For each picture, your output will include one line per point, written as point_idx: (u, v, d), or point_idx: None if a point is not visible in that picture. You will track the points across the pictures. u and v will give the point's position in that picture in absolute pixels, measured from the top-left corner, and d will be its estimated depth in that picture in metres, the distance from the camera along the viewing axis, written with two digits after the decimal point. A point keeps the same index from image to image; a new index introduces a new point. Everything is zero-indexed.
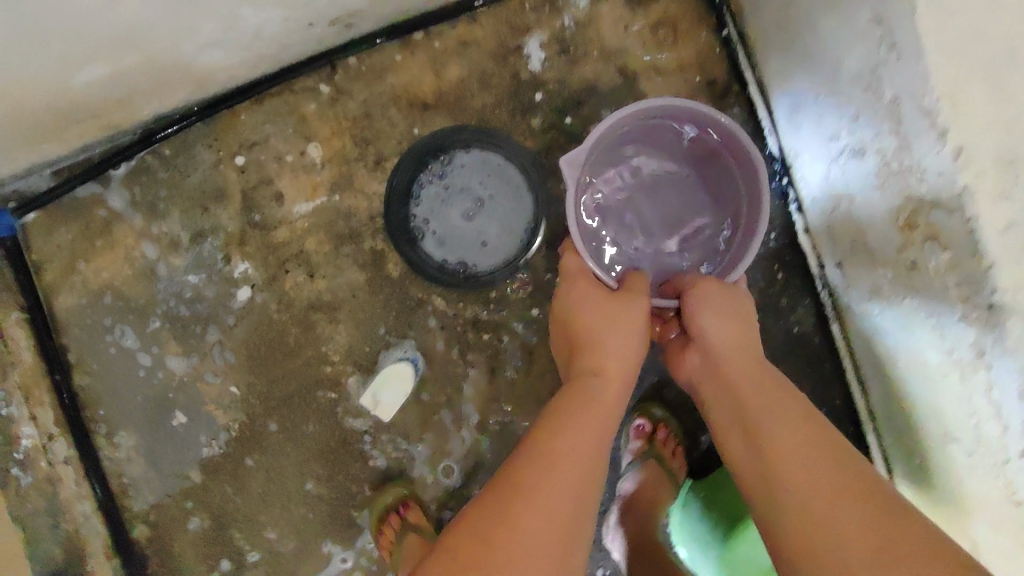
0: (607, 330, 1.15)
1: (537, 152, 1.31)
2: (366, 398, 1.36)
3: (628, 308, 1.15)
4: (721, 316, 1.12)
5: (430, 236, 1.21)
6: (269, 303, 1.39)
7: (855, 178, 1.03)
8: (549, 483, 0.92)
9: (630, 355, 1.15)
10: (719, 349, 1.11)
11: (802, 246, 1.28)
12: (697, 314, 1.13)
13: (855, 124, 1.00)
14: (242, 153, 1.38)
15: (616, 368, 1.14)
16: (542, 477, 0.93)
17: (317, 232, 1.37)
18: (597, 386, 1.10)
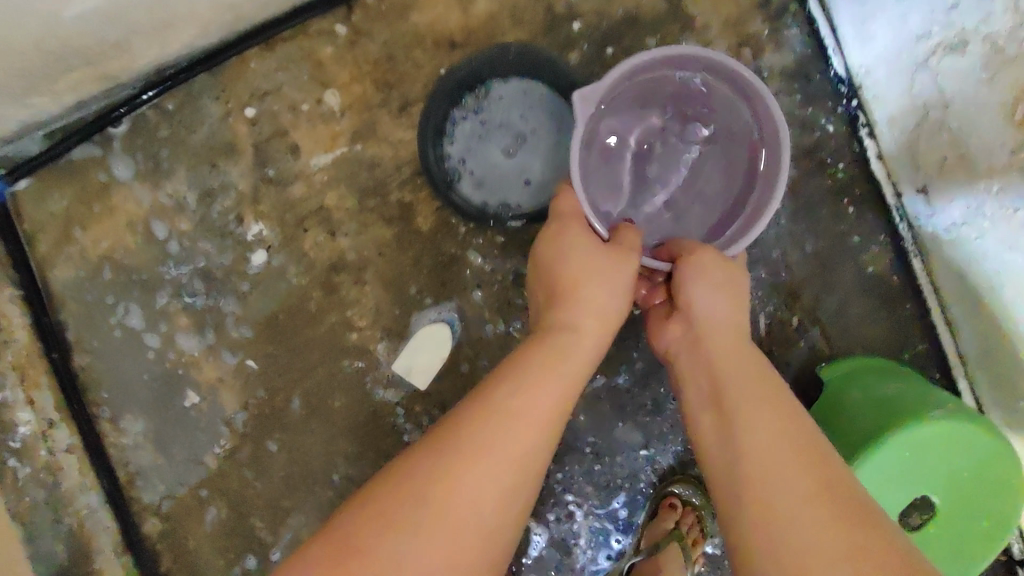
0: (583, 287, 0.99)
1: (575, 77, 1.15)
2: (399, 363, 1.25)
3: (615, 266, 0.98)
4: (713, 287, 0.99)
5: (468, 177, 1.08)
6: (287, 266, 1.27)
7: (952, 80, 0.92)
8: (492, 453, 0.83)
9: (608, 312, 1.00)
10: (707, 320, 0.99)
11: (875, 175, 1.16)
12: (688, 282, 1.00)
13: (953, 13, 0.87)
14: (252, 104, 1.26)
15: (590, 330, 0.99)
16: (484, 442, 0.83)
17: (339, 186, 1.25)
18: (566, 342, 0.97)
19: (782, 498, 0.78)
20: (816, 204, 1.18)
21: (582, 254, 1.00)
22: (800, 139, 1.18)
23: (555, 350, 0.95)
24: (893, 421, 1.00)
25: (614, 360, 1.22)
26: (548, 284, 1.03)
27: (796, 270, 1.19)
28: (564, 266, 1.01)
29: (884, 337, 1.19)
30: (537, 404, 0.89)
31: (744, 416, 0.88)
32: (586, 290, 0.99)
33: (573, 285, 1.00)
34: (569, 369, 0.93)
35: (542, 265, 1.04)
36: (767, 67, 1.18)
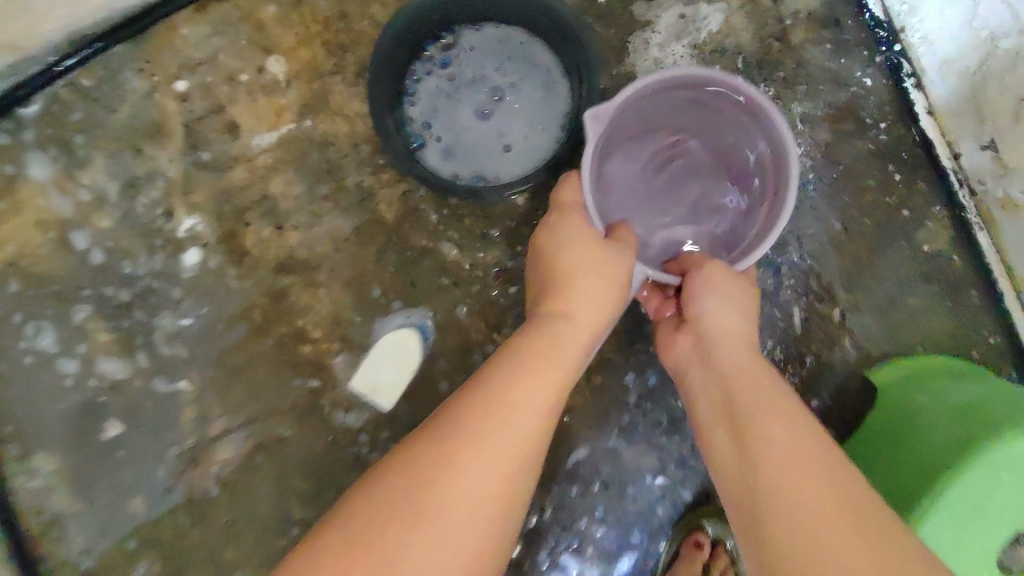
0: (576, 276, 0.78)
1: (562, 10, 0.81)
2: (357, 382, 1.02)
3: (607, 259, 0.78)
4: (724, 298, 0.79)
5: (433, 144, 0.87)
6: (226, 267, 1.06)
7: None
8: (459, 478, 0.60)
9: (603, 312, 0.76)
10: (722, 341, 0.77)
11: (926, 135, 0.96)
12: (695, 297, 0.79)
13: None
14: (183, 77, 1.07)
15: (582, 322, 0.76)
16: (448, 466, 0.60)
17: (284, 169, 1.05)
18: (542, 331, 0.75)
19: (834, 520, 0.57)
20: (856, 173, 0.98)
21: (567, 244, 0.80)
22: (833, 95, 0.99)
23: (537, 343, 0.73)
24: (972, 429, 0.79)
25: (620, 368, 1.01)
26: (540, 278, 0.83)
27: (835, 252, 0.99)
28: (546, 261, 0.82)
29: (945, 331, 0.99)
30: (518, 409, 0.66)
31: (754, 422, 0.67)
32: (568, 279, 0.78)
33: (560, 276, 0.79)
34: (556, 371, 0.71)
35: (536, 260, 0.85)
36: (789, 12, 0.99)
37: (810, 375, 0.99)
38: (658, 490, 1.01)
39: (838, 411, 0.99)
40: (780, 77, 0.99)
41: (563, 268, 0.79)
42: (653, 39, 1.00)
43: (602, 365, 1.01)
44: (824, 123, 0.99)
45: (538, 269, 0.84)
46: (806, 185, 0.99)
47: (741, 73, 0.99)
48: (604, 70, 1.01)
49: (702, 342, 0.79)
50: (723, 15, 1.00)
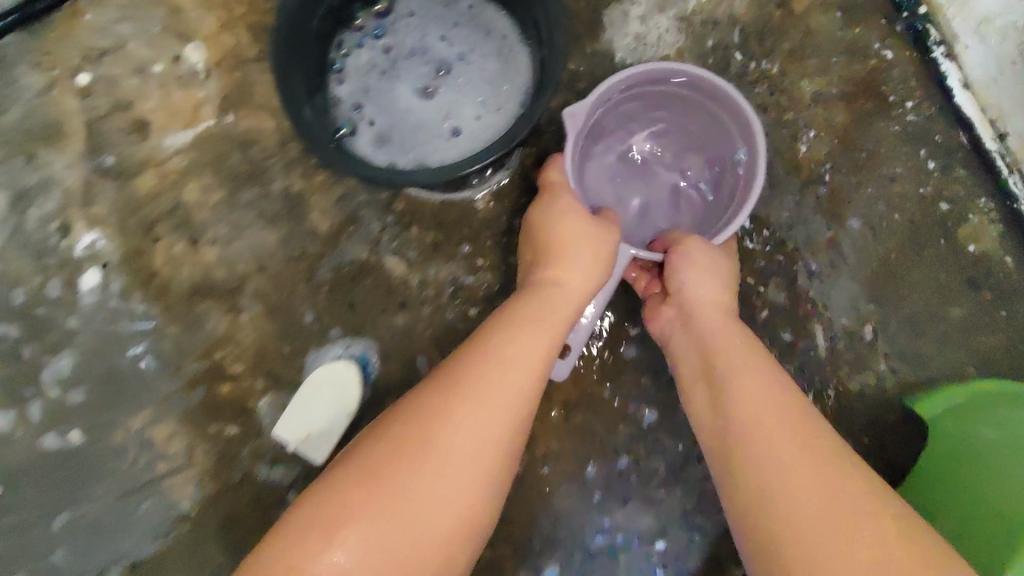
0: (568, 248, 0.70)
1: None
2: (281, 429, 0.82)
3: (600, 234, 0.70)
4: (708, 271, 0.69)
5: (365, 129, 0.72)
6: (130, 291, 0.88)
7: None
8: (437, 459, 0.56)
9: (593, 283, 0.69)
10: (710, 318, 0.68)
11: (963, 113, 0.81)
12: (674, 270, 0.70)
13: None
14: (86, 69, 0.90)
15: (578, 296, 0.69)
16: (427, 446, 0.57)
17: (201, 173, 0.88)
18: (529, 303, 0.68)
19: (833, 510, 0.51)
20: (880, 161, 0.82)
21: (554, 217, 0.71)
22: (847, 70, 0.83)
23: (524, 314, 0.67)
24: None
25: (606, 405, 0.82)
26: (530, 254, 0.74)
27: (862, 256, 0.81)
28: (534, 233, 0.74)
29: (1002, 349, 0.80)
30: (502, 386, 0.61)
31: (749, 398, 0.59)
32: (556, 249, 0.70)
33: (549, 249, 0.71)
34: (536, 354, 0.65)
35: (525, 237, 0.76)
36: None
37: (837, 407, 0.81)
38: (656, 555, 0.82)
39: (875, 451, 0.80)
40: (784, 51, 0.84)
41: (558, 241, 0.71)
42: (632, 11, 0.85)
43: (583, 402, 0.82)
44: (839, 103, 0.83)
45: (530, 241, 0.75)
46: (821, 176, 0.82)
47: (737, 49, 0.84)
48: (576, 49, 0.86)
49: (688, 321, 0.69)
50: None
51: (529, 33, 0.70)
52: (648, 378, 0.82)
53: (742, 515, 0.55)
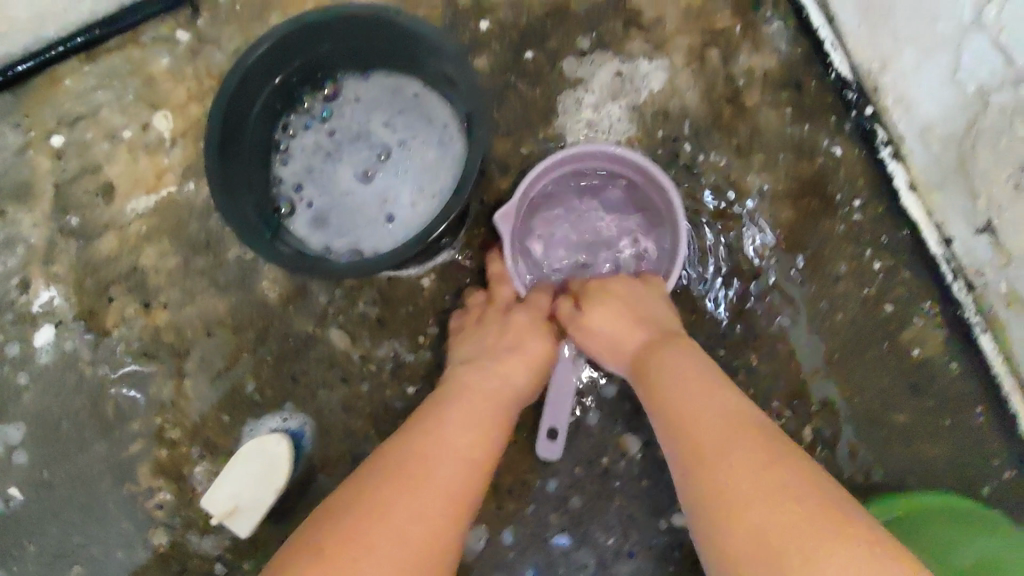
0: (523, 344, 0.72)
1: (443, 46, 0.65)
2: (211, 499, 0.81)
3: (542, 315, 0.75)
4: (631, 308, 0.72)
5: (304, 210, 0.73)
6: (80, 351, 0.89)
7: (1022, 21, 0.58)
8: (407, 514, 0.54)
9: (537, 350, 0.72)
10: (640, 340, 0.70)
11: (909, 214, 0.80)
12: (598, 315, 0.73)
13: None
14: (60, 133, 0.94)
15: (527, 365, 0.71)
16: (395, 500, 0.55)
17: (158, 238, 0.90)
18: (488, 374, 0.69)
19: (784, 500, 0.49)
20: (823, 260, 0.82)
21: (503, 321, 0.75)
22: (795, 168, 0.84)
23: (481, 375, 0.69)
24: None
25: (540, 494, 0.81)
26: (472, 342, 0.74)
27: (802, 355, 0.81)
28: (487, 328, 0.75)
29: (942, 459, 0.79)
30: (460, 440, 0.61)
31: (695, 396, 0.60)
32: (509, 340, 0.72)
33: (505, 340, 0.73)
34: (485, 403, 0.66)
35: (466, 327, 0.78)
36: (742, 72, 0.86)
37: None
38: None
39: None
40: (732, 146, 0.85)
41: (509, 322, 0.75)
42: (585, 98, 0.87)
43: (516, 491, 0.81)
44: (785, 200, 0.83)
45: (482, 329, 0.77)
46: (764, 271, 0.82)
47: (687, 141, 0.86)
48: (528, 134, 0.87)
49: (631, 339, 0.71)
50: (667, 74, 0.87)
51: (463, 129, 0.71)
52: (583, 469, 0.81)
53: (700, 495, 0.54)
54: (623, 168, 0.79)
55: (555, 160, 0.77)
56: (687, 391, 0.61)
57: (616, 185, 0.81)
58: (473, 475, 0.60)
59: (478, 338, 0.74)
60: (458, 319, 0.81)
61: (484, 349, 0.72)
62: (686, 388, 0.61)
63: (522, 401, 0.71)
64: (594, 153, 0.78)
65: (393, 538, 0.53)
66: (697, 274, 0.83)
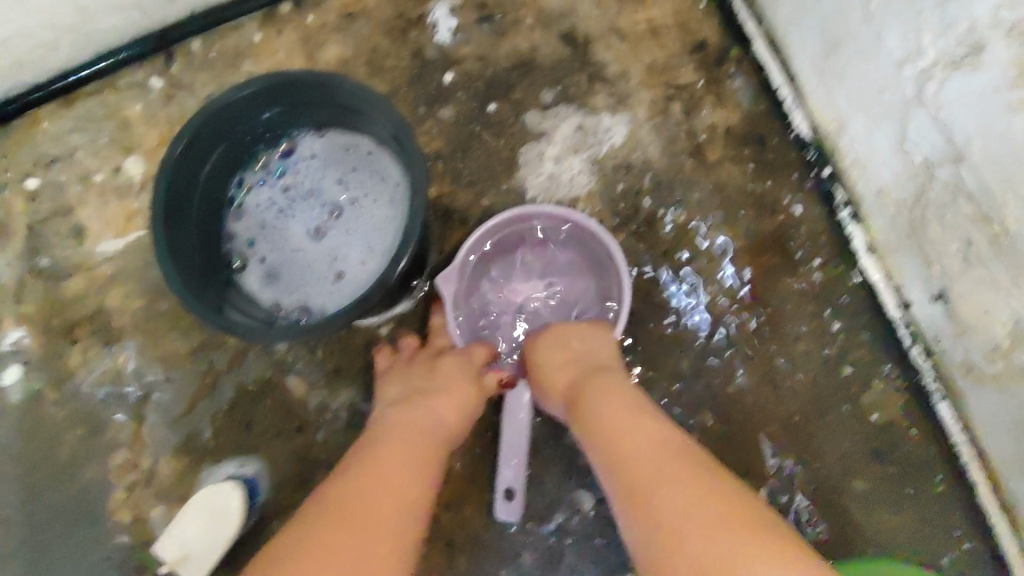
0: (452, 382, 0.71)
1: (391, 113, 0.66)
2: (164, 548, 0.81)
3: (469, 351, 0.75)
4: (561, 343, 0.73)
5: (256, 265, 0.74)
6: (44, 391, 0.90)
7: (961, 109, 0.58)
8: (354, 551, 0.52)
9: (461, 385, 0.71)
10: (568, 370, 0.70)
11: (868, 275, 0.79)
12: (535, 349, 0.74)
13: (946, 9, 0.56)
14: (36, 174, 0.96)
15: (453, 400, 0.70)
16: (339, 547, 0.51)
17: (126, 280, 0.92)
18: (415, 410, 0.68)
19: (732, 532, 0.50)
20: (785, 318, 0.81)
21: (433, 362, 0.75)
22: (757, 224, 0.83)
23: (409, 410, 0.68)
24: None
25: (492, 551, 0.80)
26: (399, 383, 0.74)
27: (759, 415, 0.79)
28: (416, 368, 0.75)
29: (903, 527, 0.77)
30: (391, 476, 0.60)
31: (628, 430, 0.61)
32: (439, 379, 0.72)
33: (437, 380, 0.72)
34: (413, 438, 0.65)
35: (395, 368, 0.77)
36: (703, 128, 0.87)
37: None
38: None
39: None
40: (693, 200, 0.85)
41: (437, 359, 0.75)
42: (548, 151, 0.88)
43: (468, 546, 0.80)
44: (746, 256, 0.83)
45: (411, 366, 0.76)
46: (723, 327, 0.81)
47: (648, 194, 0.86)
48: (490, 185, 0.88)
49: (564, 366, 0.70)
50: (628, 128, 0.88)
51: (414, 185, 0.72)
52: (537, 526, 0.80)
53: (641, 529, 0.54)
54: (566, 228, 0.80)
55: (498, 225, 0.79)
56: (623, 428, 0.61)
57: (562, 246, 0.82)
58: (407, 506, 0.58)
59: (408, 378, 0.74)
60: (387, 357, 0.80)
61: (413, 387, 0.72)
62: (620, 421, 0.62)
63: (452, 438, 0.71)
64: (537, 216, 0.79)
65: None
66: (656, 328, 0.82)
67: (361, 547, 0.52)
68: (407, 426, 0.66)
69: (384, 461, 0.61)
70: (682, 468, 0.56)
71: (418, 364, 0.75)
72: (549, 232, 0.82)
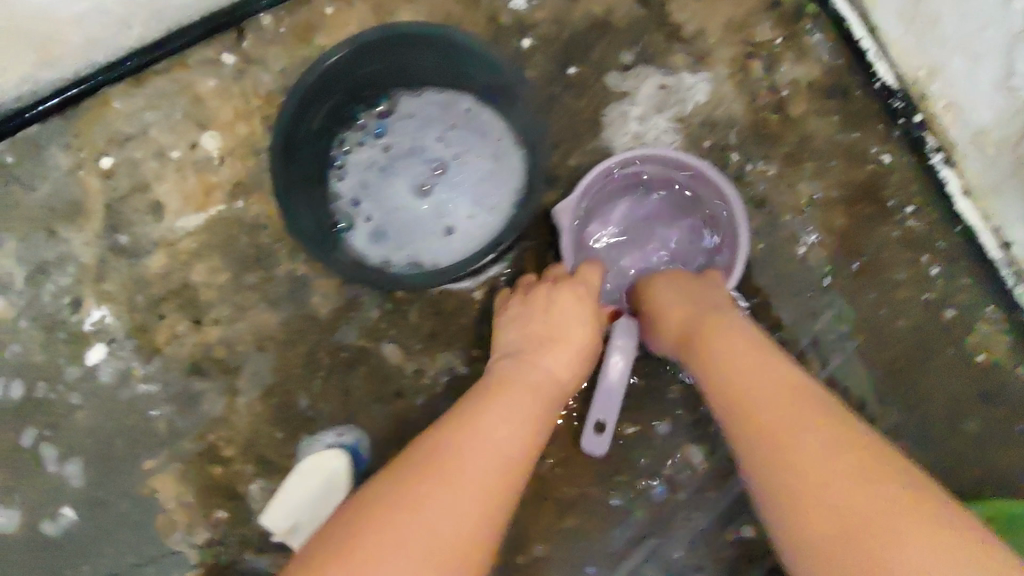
0: (566, 334, 0.71)
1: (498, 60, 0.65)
2: (270, 519, 0.80)
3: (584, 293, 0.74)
4: (678, 288, 0.73)
5: (362, 224, 0.73)
6: (133, 368, 0.90)
7: None
8: (455, 493, 0.54)
9: (573, 339, 0.71)
10: (687, 315, 0.68)
11: (965, 221, 0.80)
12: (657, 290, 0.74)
13: None
14: (109, 153, 0.95)
15: (565, 354, 0.70)
16: (444, 487, 0.54)
17: (209, 254, 0.91)
18: (530, 365, 0.69)
19: (894, 504, 0.48)
20: (883, 266, 0.82)
21: (549, 301, 0.74)
22: (847, 174, 0.84)
23: (520, 364, 0.68)
24: None
25: (601, 507, 0.80)
26: (518, 326, 0.74)
27: (862, 360, 0.81)
28: (530, 309, 0.74)
29: (1006, 463, 0.80)
30: (502, 429, 0.61)
31: (757, 374, 0.59)
32: (552, 329, 0.72)
33: (549, 329, 0.72)
34: (524, 393, 0.65)
35: (509, 308, 0.77)
36: (786, 82, 0.87)
37: None
38: None
39: None
40: (782, 154, 0.85)
41: (553, 302, 0.74)
42: (631, 111, 0.88)
43: (577, 503, 0.80)
44: (840, 208, 0.83)
45: (526, 308, 0.75)
46: (820, 278, 0.82)
47: (735, 149, 0.86)
48: (576, 146, 0.88)
49: (687, 311, 0.69)
50: (711, 85, 0.88)
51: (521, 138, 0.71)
52: (648, 481, 0.80)
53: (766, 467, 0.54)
54: (692, 179, 0.79)
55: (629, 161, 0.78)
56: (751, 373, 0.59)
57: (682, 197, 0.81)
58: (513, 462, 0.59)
59: (524, 322, 0.73)
60: (505, 299, 0.80)
61: (528, 335, 0.72)
62: (748, 366, 0.60)
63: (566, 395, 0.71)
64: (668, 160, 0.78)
65: (443, 518, 0.52)
66: (754, 281, 0.83)
67: (466, 490, 0.54)
68: (519, 380, 0.67)
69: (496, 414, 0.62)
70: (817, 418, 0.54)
71: (534, 302, 0.75)
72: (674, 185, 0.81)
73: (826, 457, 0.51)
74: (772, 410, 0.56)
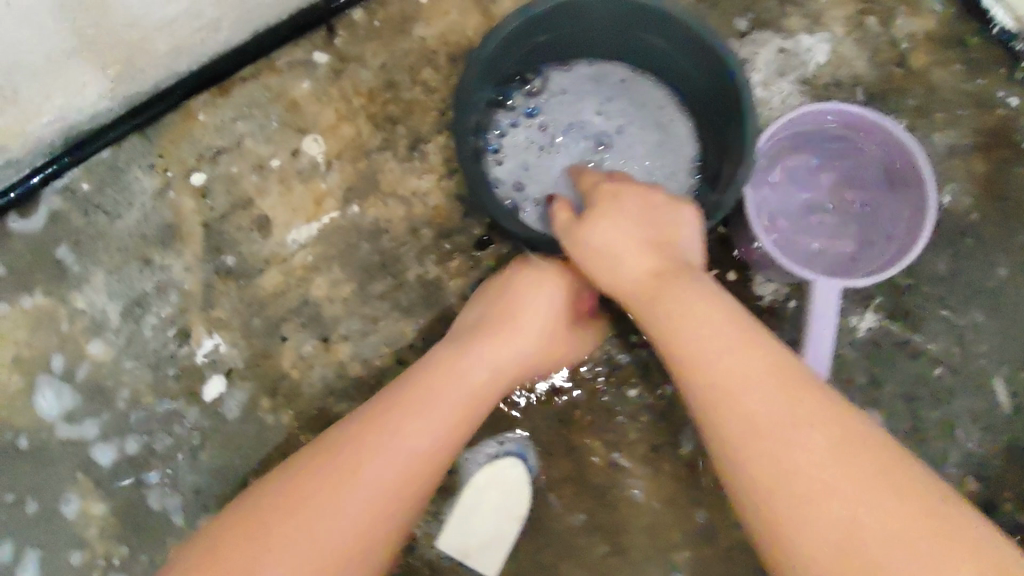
0: (520, 325, 0.70)
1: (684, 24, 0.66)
2: (449, 541, 0.78)
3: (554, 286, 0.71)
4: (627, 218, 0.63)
5: (531, 206, 0.74)
6: (258, 397, 0.83)
7: None
8: (317, 525, 0.56)
9: (526, 340, 0.70)
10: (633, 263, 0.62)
11: None
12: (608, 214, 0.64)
13: None
14: (201, 169, 0.86)
15: (508, 353, 0.69)
16: (322, 506, 0.57)
17: (329, 267, 0.85)
18: (471, 362, 0.67)
19: (873, 511, 0.49)
20: None
21: (514, 295, 0.71)
22: (979, 121, 0.84)
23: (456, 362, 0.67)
24: None
25: None
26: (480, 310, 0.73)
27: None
28: (496, 298, 0.72)
29: None
30: (417, 443, 0.61)
31: (734, 363, 0.55)
32: (504, 324, 0.70)
33: (506, 324, 0.70)
34: (453, 402, 0.64)
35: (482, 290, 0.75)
36: (905, 36, 0.86)
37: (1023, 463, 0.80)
38: None
39: None
40: (911, 107, 0.85)
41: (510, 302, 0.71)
42: (755, 78, 0.86)
43: None
44: (977, 154, 0.83)
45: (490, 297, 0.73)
46: (971, 226, 0.82)
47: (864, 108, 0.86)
48: None
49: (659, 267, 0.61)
50: (831, 45, 0.87)
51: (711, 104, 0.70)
52: None
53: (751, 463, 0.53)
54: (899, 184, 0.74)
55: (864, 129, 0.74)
56: (723, 357, 0.55)
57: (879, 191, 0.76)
58: (408, 482, 0.60)
59: (484, 313, 0.72)
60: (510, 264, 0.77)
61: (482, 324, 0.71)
62: (717, 351, 0.56)
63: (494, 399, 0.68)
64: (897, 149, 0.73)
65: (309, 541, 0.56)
66: None
67: (346, 511, 0.57)
68: (448, 386, 0.65)
69: (414, 431, 0.62)
70: (791, 412, 0.53)
71: (499, 292, 0.73)
72: (846, 150, 0.77)
73: (833, 491, 0.50)
74: (745, 402, 0.53)
